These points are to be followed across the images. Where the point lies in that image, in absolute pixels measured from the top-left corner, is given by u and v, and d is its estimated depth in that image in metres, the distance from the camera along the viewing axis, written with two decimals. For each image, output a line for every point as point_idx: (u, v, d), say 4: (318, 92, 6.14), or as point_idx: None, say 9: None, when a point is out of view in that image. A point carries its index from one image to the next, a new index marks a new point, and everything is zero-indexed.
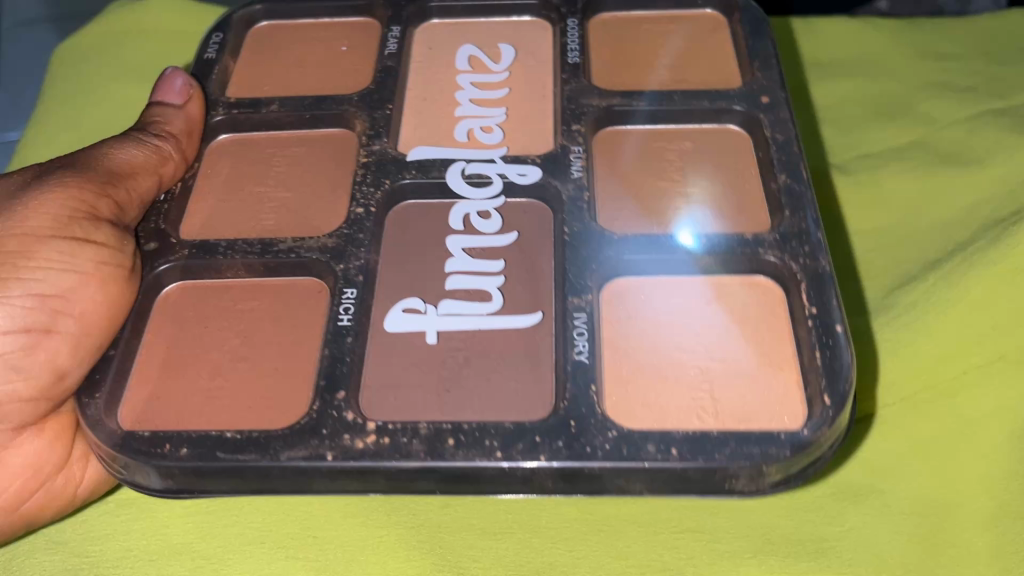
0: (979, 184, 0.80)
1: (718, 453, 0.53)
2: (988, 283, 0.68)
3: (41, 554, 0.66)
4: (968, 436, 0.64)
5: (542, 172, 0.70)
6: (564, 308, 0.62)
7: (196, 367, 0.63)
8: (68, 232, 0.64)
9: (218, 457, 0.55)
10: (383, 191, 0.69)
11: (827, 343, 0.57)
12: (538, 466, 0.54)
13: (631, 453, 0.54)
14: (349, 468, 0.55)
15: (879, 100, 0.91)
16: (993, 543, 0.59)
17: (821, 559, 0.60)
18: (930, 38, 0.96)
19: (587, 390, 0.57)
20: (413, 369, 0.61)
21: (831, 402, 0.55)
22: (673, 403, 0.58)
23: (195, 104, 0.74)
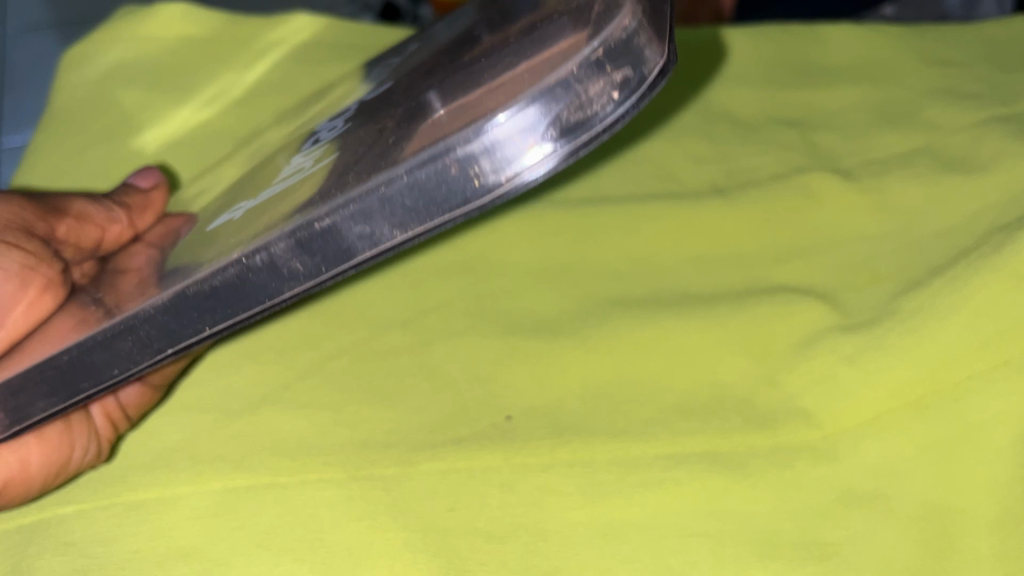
0: (982, 190, 0.80)
1: (442, 151, 0.49)
2: (990, 290, 0.68)
3: (49, 555, 0.66)
4: (973, 441, 0.64)
5: (393, 84, 0.75)
6: (367, 138, 0.62)
7: (59, 332, 0.70)
8: (0, 234, 0.76)
9: (34, 365, 0.63)
10: (263, 163, 0.80)
11: (601, 10, 0.52)
12: (273, 245, 0.52)
13: (358, 195, 0.50)
14: (119, 327, 0.58)
15: (882, 108, 0.92)
16: (998, 547, 0.60)
17: (827, 562, 0.60)
18: (935, 48, 0.97)
19: (349, 175, 0.56)
20: (231, 235, 0.63)
21: (592, 48, 0.48)
22: (447, 130, 0.54)
23: (161, 192, 0.89)
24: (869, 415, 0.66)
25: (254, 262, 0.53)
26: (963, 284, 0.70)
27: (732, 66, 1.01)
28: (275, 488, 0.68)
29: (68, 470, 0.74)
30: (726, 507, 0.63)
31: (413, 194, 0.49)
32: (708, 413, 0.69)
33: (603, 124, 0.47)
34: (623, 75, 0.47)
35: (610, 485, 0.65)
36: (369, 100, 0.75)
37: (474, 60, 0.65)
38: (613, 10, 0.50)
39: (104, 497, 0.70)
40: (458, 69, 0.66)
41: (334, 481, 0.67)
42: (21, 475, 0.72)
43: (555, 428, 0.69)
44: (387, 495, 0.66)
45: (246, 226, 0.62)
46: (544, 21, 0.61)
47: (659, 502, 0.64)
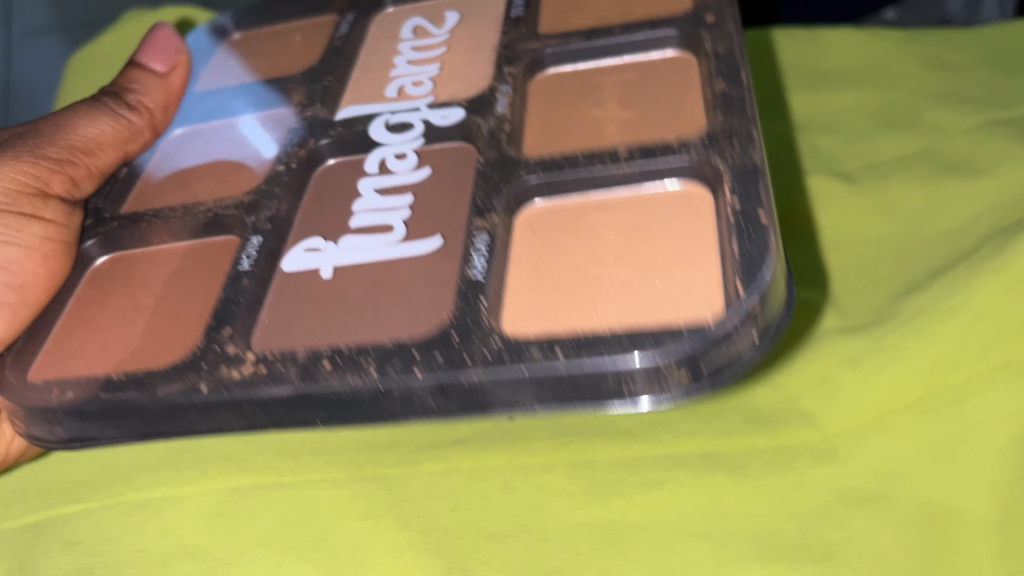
0: (984, 192, 0.81)
1: (606, 348, 0.52)
2: (989, 292, 0.69)
3: (55, 554, 0.67)
4: (972, 443, 0.64)
5: (464, 113, 0.76)
6: (468, 229, 0.65)
7: (105, 328, 0.69)
8: (18, 205, 0.79)
9: (101, 397, 0.60)
10: (305, 150, 0.77)
11: (746, 229, 0.56)
12: (414, 382, 0.55)
13: (510, 365, 0.54)
14: (222, 399, 0.58)
15: (883, 111, 0.92)
16: (998, 548, 0.59)
17: (827, 562, 0.60)
18: (935, 52, 0.97)
19: (477, 304, 0.59)
20: (307, 308, 0.64)
21: (743, 287, 0.53)
22: (579, 313, 0.58)
23: (176, 71, 0.92)
24: (870, 417, 0.67)
25: (392, 387, 0.55)
26: (962, 286, 0.70)
27: None
28: (279, 488, 0.68)
29: None
30: (726, 509, 0.64)
31: (566, 386, 0.53)
32: (710, 414, 0.70)
33: (740, 365, 0.53)
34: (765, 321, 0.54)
35: (612, 485, 0.65)
36: (438, 129, 0.76)
37: (584, 168, 0.68)
38: (768, 253, 0.54)
39: (110, 496, 0.70)
40: (560, 167, 0.68)
41: (338, 482, 0.67)
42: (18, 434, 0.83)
43: (558, 429, 0.70)
44: (391, 494, 0.66)
45: (337, 311, 0.63)
46: (659, 155, 0.67)
47: (660, 503, 0.64)
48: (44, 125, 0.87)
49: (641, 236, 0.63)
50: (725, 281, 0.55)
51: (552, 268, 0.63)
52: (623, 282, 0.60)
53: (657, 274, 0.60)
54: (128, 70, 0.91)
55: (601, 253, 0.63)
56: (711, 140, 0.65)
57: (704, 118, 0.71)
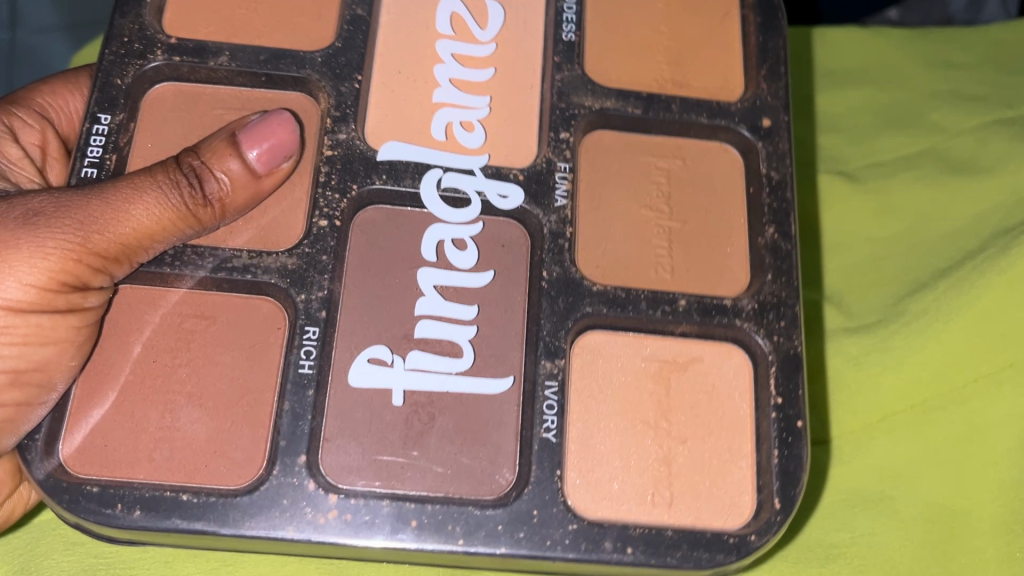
0: (988, 193, 0.82)
1: (669, 556, 0.54)
2: (996, 292, 0.68)
3: (59, 555, 0.66)
4: (977, 442, 0.65)
5: (524, 195, 0.62)
6: (535, 374, 0.58)
7: (145, 407, 0.56)
8: (49, 304, 0.55)
9: (175, 522, 0.52)
10: (349, 199, 0.60)
11: (785, 439, 0.57)
12: (496, 556, 0.54)
13: (585, 552, 0.54)
14: (311, 543, 0.53)
15: (888, 108, 0.91)
16: (1003, 549, 0.61)
17: (832, 563, 0.61)
18: (940, 47, 0.96)
19: (552, 476, 0.56)
20: (374, 432, 0.56)
21: (779, 509, 0.56)
22: (632, 492, 0.56)
23: (284, 166, 0.59)
24: (875, 417, 0.66)
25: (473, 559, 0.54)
26: (970, 287, 0.68)
27: None
28: None
29: None
30: None
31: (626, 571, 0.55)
32: None
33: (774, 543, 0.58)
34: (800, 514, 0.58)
35: None
36: (499, 214, 0.62)
37: (645, 312, 0.60)
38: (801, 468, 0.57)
39: None
40: (623, 307, 0.60)
41: None
42: None
43: None
44: None
45: (390, 447, 0.56)
46: (716, 320, 0.60)
47: None
48: (75, 196, 0.55)
49: (702, 386, 0.60)
50: (762, 502, 0.57)
51: (612, 412, 0.58)
52: (672, 454, 0.57)
53: (718, 446, 0.58)
54: (218, 135, 0.58)
55: (674, 408, 0.59)
56: (761, 308, 0.60)
57: (749, 276, 0.62)
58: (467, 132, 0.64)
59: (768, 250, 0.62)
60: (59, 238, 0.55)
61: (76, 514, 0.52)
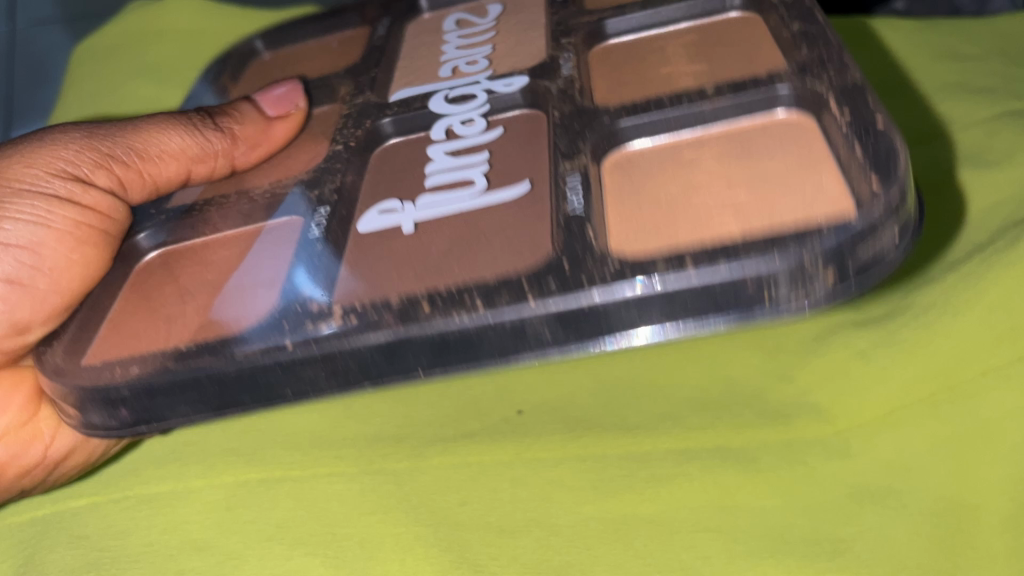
0: (998, 184, 0.81)
1: (740, 262, 0.52)
2: (1005, 287, 0.70)
3: (63, 549, 0.66)
4: (987, 437, 0.64)
5: (529, 79, 0.79)
6: (558, 172, 0.66)
7: (156, 313, 0.67)
8: (52, 190, 0.75)
9: (173, 367, 0.58)
10: (363, 130, 0.80)
11: (864, 133, 0.57)
12: (526, 310, 0.54)
13: (634, 286, 0.53)
14: (315, 353, 0.57)
15: (895, 100, 0.93)
16: (1013, 544, 0.59)
17: (839, 558, 0.60)
18: (948, 41, 0.98)
19: (581, 232, 0.59)
20: (411, 240, 0.66)
21: (879, 177, 0.53)
22: (694, 227, 0.59)
23: (286, 121, 0.85)
24: (882, 411, 0.67)
25: (503, 322, 0.55)
26: (977, 278, 0.71)
27: None
28: (287, 481, 0.68)
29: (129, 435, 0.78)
30: (737, 503, 0.64)
31: (693, 300, 0.52)
32: (719, 407, 0.70)
33: (886, 266, 0.53)
34: (904, 220, 0.54)
35: (623, 479, 0.66)
36: (502, 95, 0.78)
37: (669, 108, 0.70)
38: (895, 152, 0.55)
39: (118, 492, 0.70)
40: (647, 110, 0.70)
41: (347, 476, 0.68)
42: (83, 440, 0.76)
43: (568, 423, 0.70)
44: (400, 489, 0.66)
45: (413, 254, 0.64)
46: (749, 90, 0.69)
47: (672, 497, 0.64)
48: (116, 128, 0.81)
49: (755, 173, 0.63)
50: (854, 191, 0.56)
51: (648, 192, 0.66)
52: (735, 203, 0.60)
53: (780, 190, 0.60)
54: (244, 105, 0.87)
55: (705, 194, 0.63)
56: (803, 68, 0.67)
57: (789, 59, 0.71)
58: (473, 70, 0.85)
59: (797, 34, 0.71)
60: (75, 146, 0.77)
61: (85, 388, 0.60)
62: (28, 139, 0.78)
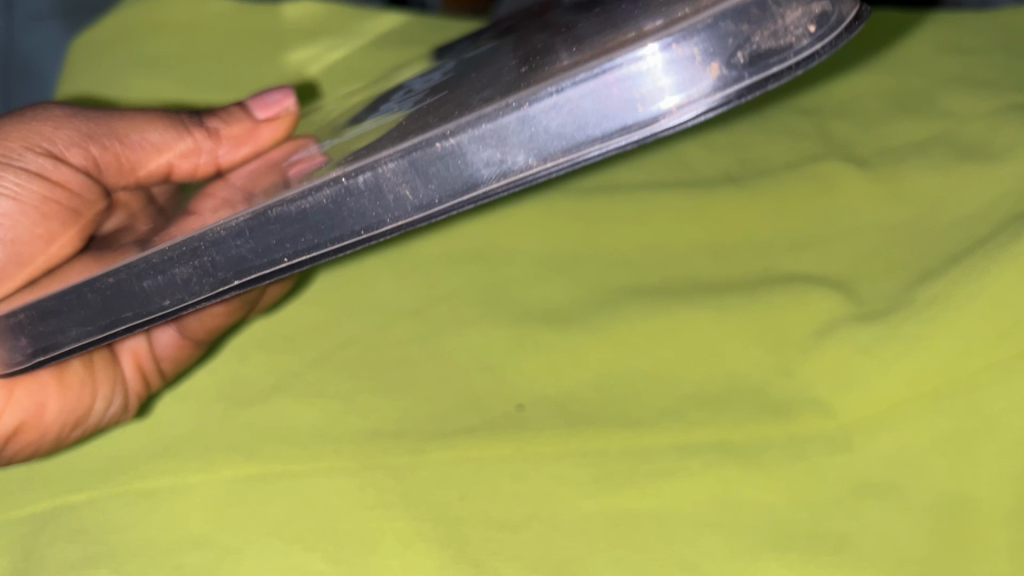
0: (1000, 176, 0.80)
1: (614, 56, 0.47)
2: (1007, 280, 0.70)
3: (62, 542, 0.66)
4: (990, 432, 0.64)
5: (494, 46, 0.78)
6: (466, 82, 0.62)
7: (93, 268, 0.70)
8: (22, 161, 0.80)
9: (66, 288, 0.59)
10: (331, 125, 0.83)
11: None
12: (380, 170, 0.50)
13: (493, 113, 0.48)
14: (177, 245, 0.54)
15: (896, 96, 0.94)
16: (1015, 540, 0.59)
17: (840, 553, 0.60)
18: (950, 35, 0.99)
19: (462, 105, 0.54)
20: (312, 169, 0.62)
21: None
22: (583, 56, 0.53)
23: (275, 123, 0.86)
24: (885, 406, 0.67)
25: (357, 182, 0.50)
26: (980, 272, 0.71)
27: None
28: (286, 476, 0.68)
29: (84, 424, 0.84)
30: (738, 498, 0.63)
31: (563, 114, 0.47)
32: (721, 402, 0.70)
33: (796, 55, 0.47)
34: (818, 8, 0.48)
35: (624, 474, 0.65)
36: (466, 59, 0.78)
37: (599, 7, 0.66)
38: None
39: (117, 486, 0.70)
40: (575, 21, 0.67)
41: (346, 470, 0.67)
42: (35, 421, 0.82)
43: (570, 417, 0.70)
44: (399, 484, 0.66)
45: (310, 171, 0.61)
46: None
47: (673, 492, 0.64)
48: (104, 112, 0.87)
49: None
50: None
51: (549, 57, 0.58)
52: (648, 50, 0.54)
53: None
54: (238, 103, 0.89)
55: (611, 27, 0.57)
56: None
57: None
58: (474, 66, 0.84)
59: None
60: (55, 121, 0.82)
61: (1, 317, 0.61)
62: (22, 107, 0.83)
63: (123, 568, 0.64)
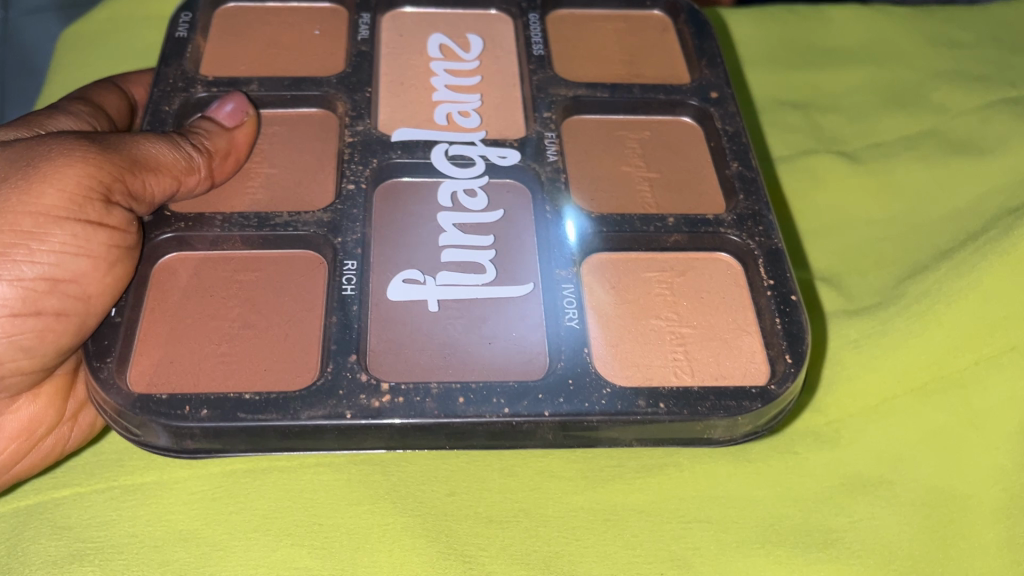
0: (988, 173, 0.82)
1: (700, 406, 0.57)
2: (998, 275, 0.70)
3: (46, 539, 0.64)
4: (978, 427, 0.66)
5: (520, 155, 0.72)
6: (552, 279, 0.65)
7: (204, 334, 0.62)
8: (80, 212, 0.60)
9: (239, 417, 0.55)
10: (371, 169, 0.70)
11: (784, 309, 0.62)
12: (542, 421, 0.56)
13: (621, 410, 0.57)
14: (366, 426, 0.56)
15: (888, 87, 0.92)
16: (1001, 535, 0.62)
17: (830, 549, 0.61)
18: (941, 25, 0.98)
19: (581, 352, 0.60)
20: (419, 336, 0.62)
21: (791, 361, 0.59)
22: (663, 368, 0.61)
23: (246, 128, 0.71)
24: (875, 401, 0.68)
25: (521, 423, 0.56)
26: (973, 267, 0.71)
27: (732, 41, 0.97)
28: (273, 472, 0.66)
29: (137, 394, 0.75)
30: (728, 493, 0.64)
31: (650, 425, 0.57)
32: None
33: (784, 413, 0.60)
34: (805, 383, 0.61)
35: (612, 469, 0.65)
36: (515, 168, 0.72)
37: (641, 229, 0.68)
38: (804, 330, 0.61)
39: (99, 481, 0.67)
40: (621, 227, 0.68)
41: (332, 464, 0.66)
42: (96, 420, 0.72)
43: None
44: (386, 479, 0.65)
45: (429, 345, 0.62)
46: (704, 231, 0.68)
47: (661, 487, 0.64)
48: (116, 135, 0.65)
49: (701, 291, 0.67)
50: (774, 360, 0.61)
51: (620, 308, 0.65)
52: (681, 334, 0.63)
53: (726, 334, 0.63)
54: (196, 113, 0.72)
55: (673, 314, 0.65)
56: (741, 218, 0.68)
57: (725, 201, 0.71)
58: (465, 118, 0.75)
59: (735, 177, 0.70)
60: (86, 149, 0.62)
61: (146, 416, 0.55)
62: (26, 146, 0.62)
63: (109, 565, 0.62)
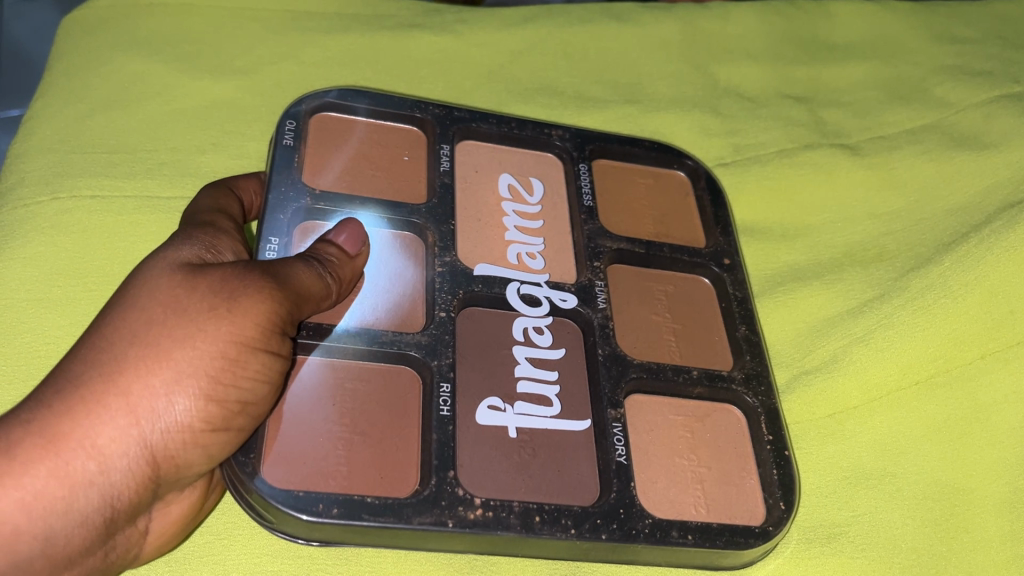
0: (992, 167, 0.81)
1: (719, 539, 0.60)
2: (1003, 272, 0.70)
3: None
4: (984, 421, 0.66)
5: (577, 300, 0.70)
6: (603, 419, 0.64)
7: (317, 437, 0.58)
8: (269, 343, 0.54)
9: (365, 518, 0.54)
10: (459, 299, 0.67)
11: (781, 460, 0.64)
12: (597, 544, 0.58)
13: (664, 533, 0.59)
14: (466, 536, 0.56)
15: (892, 83, 0.92)
16: (1004, 529, 0.63)
17: (833, 543, 0.63)
18: (944, 20, 0.98)
19: (628, 485, 0.61)
20: (499, 457, 0.61)
21: (784, 506, 0.62)
22: (701, 506, 0.62)
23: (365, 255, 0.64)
24: (880, 393, 0.68)
25: (584, 537, 0.58)
26: (976, 261, 0.71)
27: (736, 34, 0.96)
28: None
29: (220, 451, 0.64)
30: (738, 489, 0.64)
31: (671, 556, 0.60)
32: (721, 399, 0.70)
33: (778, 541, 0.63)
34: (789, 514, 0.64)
35: None
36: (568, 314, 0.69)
37: (671, 379, 0.67)
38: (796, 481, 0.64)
39: None
40: (658, 374, 0.67)
41: None
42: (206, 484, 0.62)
43: None
44: None
45: (508, 454, 0.61)
46: (722, 385, 0.68)
47: None
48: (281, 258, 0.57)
49: (719, 439, 0.66)
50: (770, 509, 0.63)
51: (653, 445, 0.65)
52: (701, 474, 0.64)
53: (740, 477, 0.64)
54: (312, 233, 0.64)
55: (691, 455, 0.65)
56: (751, 376, 0.68)
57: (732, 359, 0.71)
58: (532, 259, 0.72)
59: (743, 341, 0.70)
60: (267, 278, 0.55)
61: (282, 509, 0.54)
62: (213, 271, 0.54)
63: None
